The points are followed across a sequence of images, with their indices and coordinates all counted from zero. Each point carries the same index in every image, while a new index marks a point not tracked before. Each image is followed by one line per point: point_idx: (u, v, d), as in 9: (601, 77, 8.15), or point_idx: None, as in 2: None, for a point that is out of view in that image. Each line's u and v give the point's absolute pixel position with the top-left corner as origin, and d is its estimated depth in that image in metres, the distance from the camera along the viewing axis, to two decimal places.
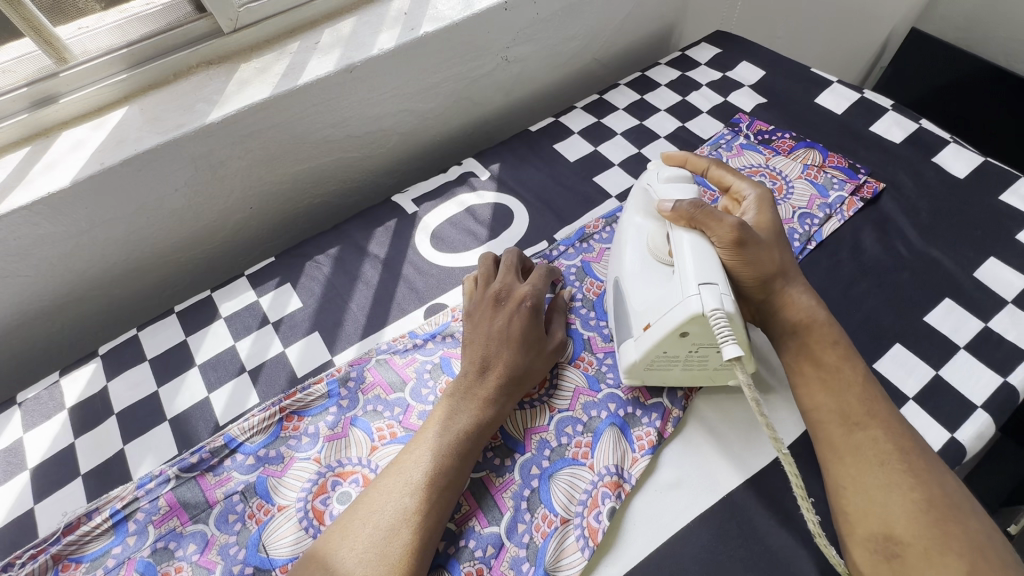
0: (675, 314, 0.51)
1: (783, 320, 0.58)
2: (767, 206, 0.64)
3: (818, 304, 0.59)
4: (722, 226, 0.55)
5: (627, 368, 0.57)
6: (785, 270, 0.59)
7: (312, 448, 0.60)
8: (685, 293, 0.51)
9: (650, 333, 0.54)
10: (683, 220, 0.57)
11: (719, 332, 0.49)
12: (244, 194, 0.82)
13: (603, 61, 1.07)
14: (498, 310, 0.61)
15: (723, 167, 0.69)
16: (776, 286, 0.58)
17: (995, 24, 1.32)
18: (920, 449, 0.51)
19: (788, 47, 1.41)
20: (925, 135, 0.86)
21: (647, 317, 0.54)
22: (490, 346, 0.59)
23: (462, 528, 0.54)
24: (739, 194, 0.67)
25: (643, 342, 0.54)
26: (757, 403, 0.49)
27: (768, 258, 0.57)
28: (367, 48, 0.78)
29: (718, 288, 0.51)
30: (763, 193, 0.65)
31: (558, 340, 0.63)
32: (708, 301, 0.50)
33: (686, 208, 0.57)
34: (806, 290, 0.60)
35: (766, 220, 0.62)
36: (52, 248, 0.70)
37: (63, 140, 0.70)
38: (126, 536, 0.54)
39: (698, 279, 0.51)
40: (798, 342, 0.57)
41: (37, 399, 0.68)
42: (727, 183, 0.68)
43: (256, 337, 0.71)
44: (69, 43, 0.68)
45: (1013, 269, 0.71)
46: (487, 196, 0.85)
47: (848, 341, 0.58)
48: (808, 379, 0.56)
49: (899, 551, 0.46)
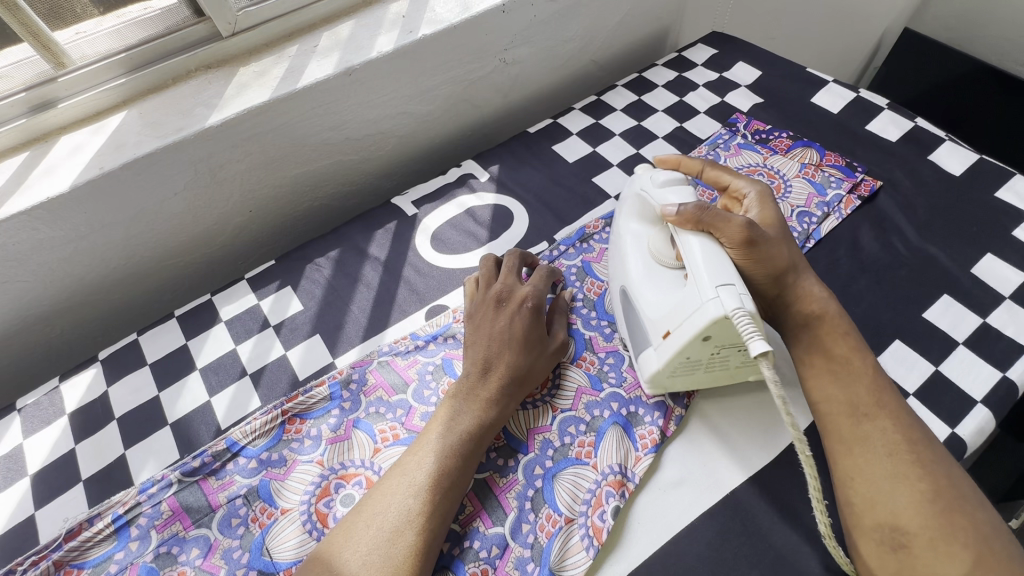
0: (697, 320, 0.50)
1: (796, 313, 0.59)
2: (769, 203, 0.64)
3: (829, 296, 0.60)
4: (731, 226, 0.55)
5: (650, 378, 0.57)
6: (795, 263, 0.60)
7: (314, 450, 0.60)
8: (703, 297, 0.50)
9: (672, 341, 0.53)
10: (689, 223, 0.56)
11: (744, 330, 0.47)
12: (243, 198, 0.82)
13: (600, 63, 1.07)
14: (498, 313, 0.61)
15: (718, 167, 0.69)
16: (788, 281, 0.59)
17: (985, 24, 1.33)
18: (927, 441, 0.51)
19: (784, 48, 1.42)
20: (920, 133, 0.86)
21: (665, 324, 0.54)
22: (495, 349, 0.59)
23: (466, 529, 0.54)
24: (738, 192, 0.67)
25: (665, 351, 0.54)
26: (782, 400, 0.46)
27: (777, 254, 0.57)
28: (365, 51, 0.79)
29: (736, 288, 0.50)
30: (763, 189, 0.65)
31: (561, 340, 0.63)
32: (728, 302, 0.49)
33: (692, 211, 0.55)
34: (817, 283, 0.60)
35: (770, 217, 0.62)
36: (51, 253, 0.70)
37: (63, 145, 0.70)
38: (128, 541, 0.54)
39: (715, 281, 0.50)
40: (810, 335, 0.58)
41: (37, 405, 0.67)
42: (725, 182, 0.68)
43: (256, 340, 0.71)
44: (68, 48, 0.68)
45: (1010, 265, 0.71)
46: (486, 198, 0.85)
47: (859, 334, 0.58)
48: (817, 370, 0.56)
49: (905, 542, 0.46)
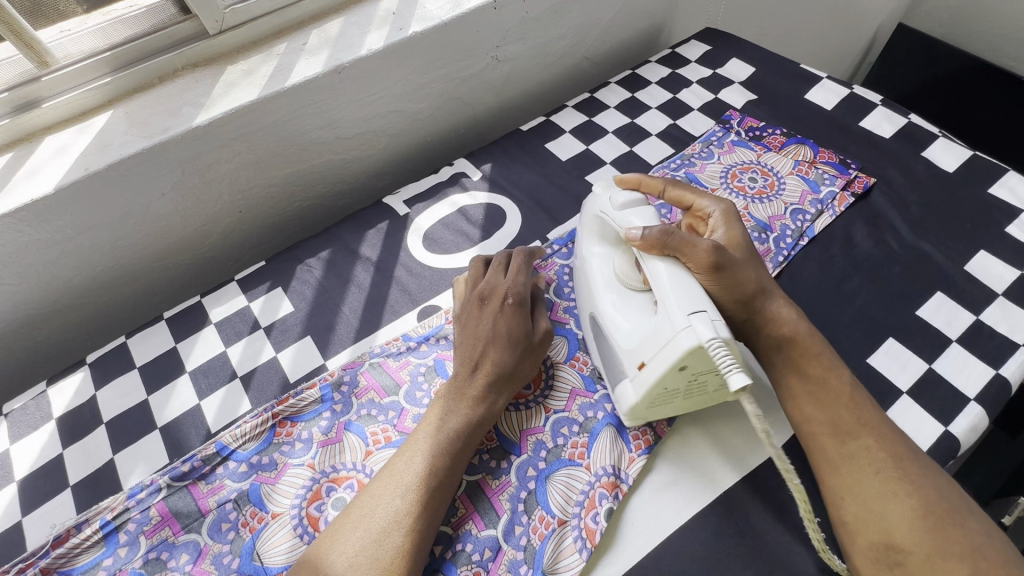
0: (672, 351, 0.48)
1: (768, 336, 0.57)
2: (735, 222, 0.62)
3: (800, 316, 0.58)
4: (697, 250, 0.53)
5: (628, 411, 0.56)
6: (764, 286, 0.58)
7: (305, 453, 0.59)
8: (675, 327, 0.48)
9: (646, 373, 0.51)
10: (655, 248, 0.53)
11: (722, 362, 0.45)
12: (232, 198, 0.81)
13: (593, 60, 1.06)
14: (481, 315, 0.60)
15: (679, 185, 0.66)
16: (756, 306, 0.57)
17: (977, 17, 1.33)
18: (912, 453, 0.51)
19: (777, 44, 1.42)
20: (913, 128, 0.86)
21: (639, 355, 0.52)
22: (479, 346, 0.58)
23: (458, 531, 0.53)
24: (702, 212, 0.65)
25: (642, 383, 0.52)
26: (767, 432, 0.43)
27: (745, 278, 0.56)
28: (355, 49, 0.78)
29: (708, 315, 0.48)
30: (728, 207, 0.63)
31: (546, 329, 0.61)
32: (702, 331, 0.47)
33: (657, 236, 0.53)
34: (784, 303, 0.59)
35: (737, 237, 0.61)
36: (38, 256, 0.69)
37: (47, 146, 0.69)
38: (117, 548, 0.53)
39: (687, 309, 0.48)
40: (785, 356, 0.57)
41: (24, 409, 0.67)
42: (688, 202, 0.65)
43: (246, 342, 0.71)
44: (51, 47, 0.67)
45: (1003, 261, 0.71)
46: (479, 197, 0.85)
47: (833, 351, 0.58)
48: (797, 393, 0.55)
49: (901, 559, 0.46)
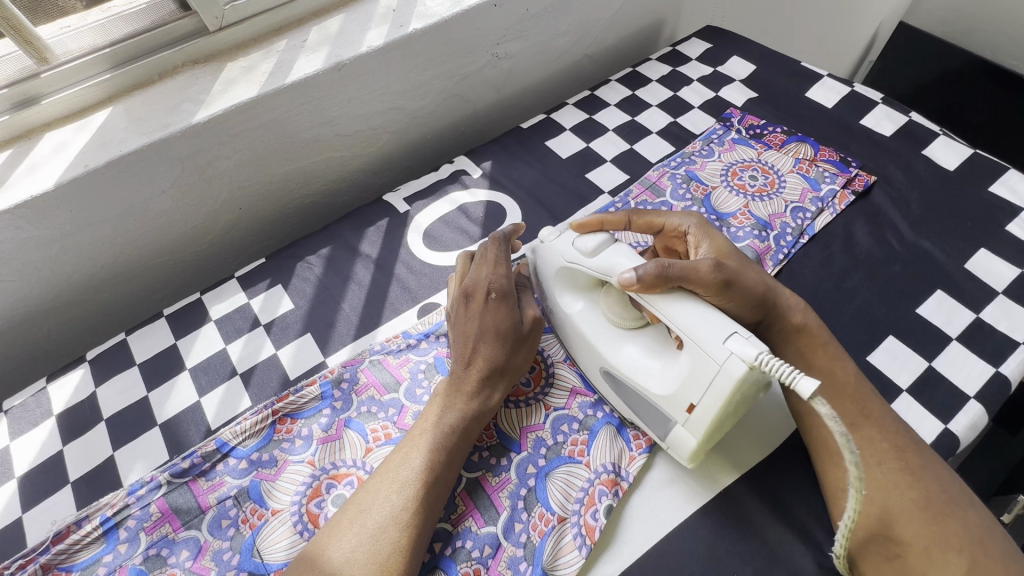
0: (722, 386, 0.48)
1: (780, 329, 0.58)
2: (714, 230, 0.61)
3: (808, 306, 0.59)
4: (701, 273, 0.52)
5: (690, 457, 0.54)
6: (770, 283, 0.58)
7: (306, 450, 0.59)
8: (716, 360, 0.47)
9: (699, 414, 0.51)
10: (660, 284, 0.51)
11: (784, 373, 0.43)
12: (232, 195, 0.81)
13: (594, 57, 1.06)
14: (467, 313, 0.59)
15: (643, 211, 0.64)
16: (771, 302, 0.57)
17: (978, 17, 1.33)
18: (915, 445, 0.51)
19: (778, 42, 1.42)
20: (914, 126, 0.86)
21: (685, 399, 0.51)
22: (470, 344, 0.58)
23: (457, 528, 0.53)
24: (676, 229, 0.63)
25: (698, 425, 0.51)
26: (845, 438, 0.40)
27: (752, 282, 0.56)
28: (354, 46, 0.78)
29: (742, 334, 0.47)
30: (701, 219, 0.62)
31: (535, 315, 0.61)
32: (746, 354, 0.46)
33: (655, 274, 0.51)
34: (791, 294, 0.60)
35: (724, 245, 0.60)
36: (40, 252, 0.69)
37: (47, 142, 0.69)
38: (117, 544, 0.54)
39: (719, 337, 0.47)
40: (794, 350, 0.57)
41: (23, 407, 0.67)
42: (659, 225, 0.64)
43: (246, 339, 0.71)
44: (51, 43, 0.67)
45: (1004, 260, 0.71)
46: (478, 194, 0.85)
47: (838, 342, 0.59)
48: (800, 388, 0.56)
49: (900, 551, 0.47)
